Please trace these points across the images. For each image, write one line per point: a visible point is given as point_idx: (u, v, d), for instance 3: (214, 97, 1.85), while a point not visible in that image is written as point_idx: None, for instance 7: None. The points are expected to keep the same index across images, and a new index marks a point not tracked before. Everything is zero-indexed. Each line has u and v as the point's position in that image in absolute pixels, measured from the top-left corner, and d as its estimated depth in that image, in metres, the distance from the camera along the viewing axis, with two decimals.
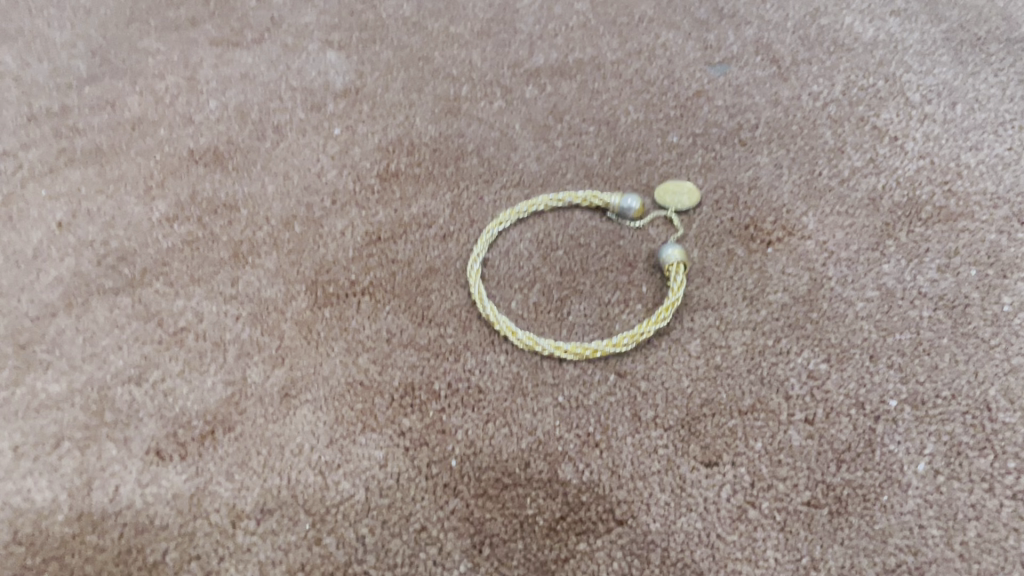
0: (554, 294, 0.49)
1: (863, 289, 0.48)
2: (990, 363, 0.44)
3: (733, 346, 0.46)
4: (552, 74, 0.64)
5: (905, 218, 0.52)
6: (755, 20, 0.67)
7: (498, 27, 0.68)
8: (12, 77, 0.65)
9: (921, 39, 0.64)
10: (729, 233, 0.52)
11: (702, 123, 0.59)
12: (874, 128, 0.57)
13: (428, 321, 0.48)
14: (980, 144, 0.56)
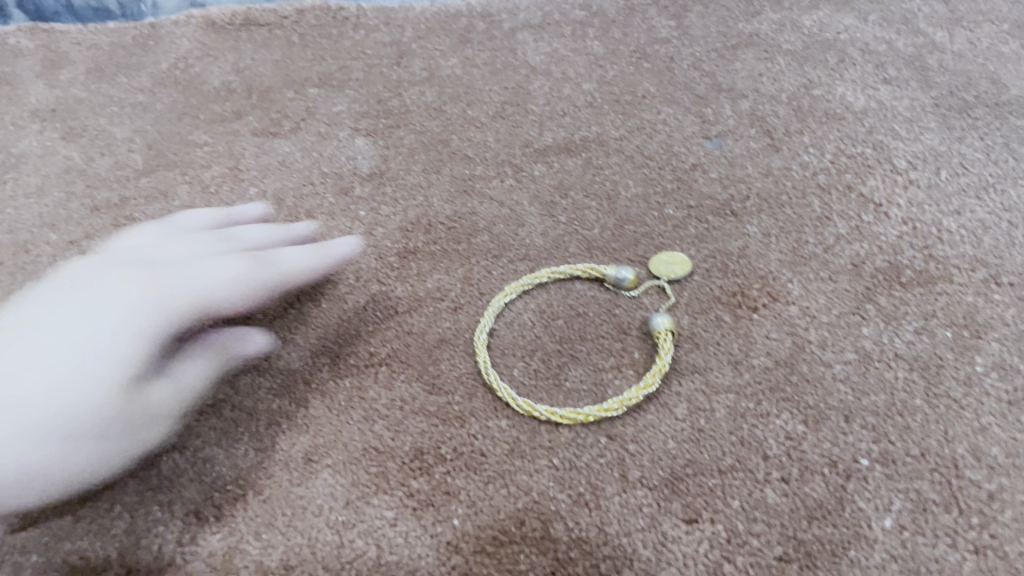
0: (553, 362, 0.53)
1: (842, 352, 0.51)
2: (960, 422, 0.47)
3: (717, 409, 0.49)
4: (560, 152, 0.69)
5: (885, 283, 0.55)
6: (750, 94, 0.71)
7: (512, 109, 0.74)
8: (78, 172, 0.73)
9: (910, 106, 0.68)
10: (717, 300, 0.55)
11: (697, 195, 0.63)
12: (860, 195, 0.61)
13: (438, 389, 0.53)
14: (962, 208, 0.59)
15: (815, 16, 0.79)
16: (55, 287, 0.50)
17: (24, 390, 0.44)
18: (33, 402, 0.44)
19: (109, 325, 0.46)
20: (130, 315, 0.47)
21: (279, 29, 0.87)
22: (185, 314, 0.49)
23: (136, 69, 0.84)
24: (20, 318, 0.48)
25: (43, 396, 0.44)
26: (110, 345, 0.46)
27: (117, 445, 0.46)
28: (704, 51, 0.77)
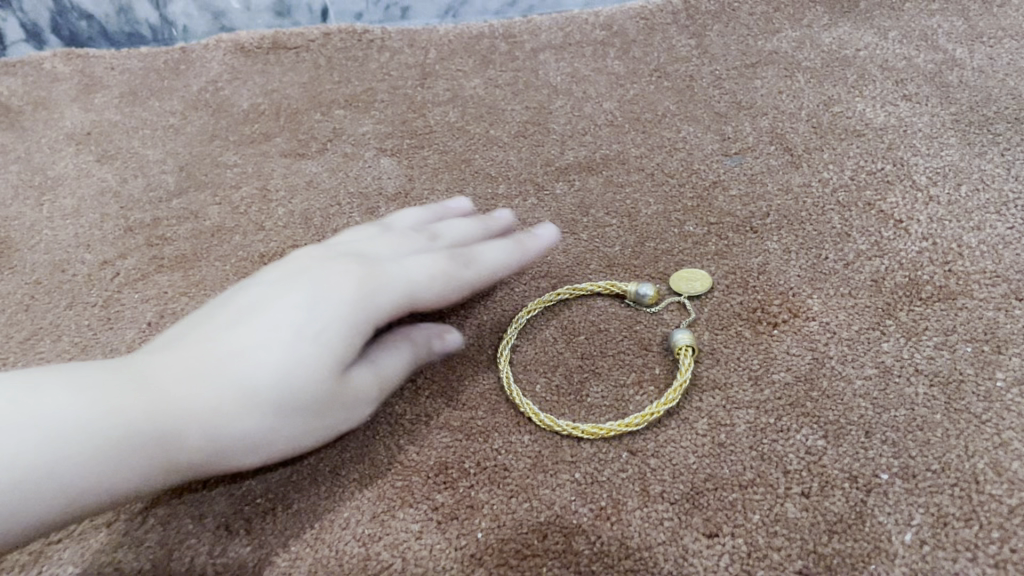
0: (575, 378, 0.54)
1: (862, 367, 0.52)
2: (981, 437, 0.47)
3: (737, 424, 0.50)
4: (581, 171, 0.70)
5: (905, 298, 0.55)
6: (770, 111, 0.72)
7: (533, 128, 0.75)
8: (113, 193, 0.75)
9: (930, 122, 0.68)
10: (738, 316, 0.56)
11: (717, 212, 0.64)
12: (880, 211, 0.61)
13: (462, 405, 0.54)
14: (982, 223, 0.59)
15: (834, 33, 0.80)
16: (285, 270, 0.51)
17: (245, 360, 0.45)
18: (250, 373, 0.45)
19: (324, 304, 0.47)
20: (340, 295, 0.47)
21: (306, 52, 0.90)
22: (393, 302, 0.50)
23: (169, 93, 0.87)
24: (247, 296, 0.49)
25: (256, 367, 0.45)
26: (320, 323, 0.46)
27: (319, 422, 0.47)
28: (724, 69, 0.78)
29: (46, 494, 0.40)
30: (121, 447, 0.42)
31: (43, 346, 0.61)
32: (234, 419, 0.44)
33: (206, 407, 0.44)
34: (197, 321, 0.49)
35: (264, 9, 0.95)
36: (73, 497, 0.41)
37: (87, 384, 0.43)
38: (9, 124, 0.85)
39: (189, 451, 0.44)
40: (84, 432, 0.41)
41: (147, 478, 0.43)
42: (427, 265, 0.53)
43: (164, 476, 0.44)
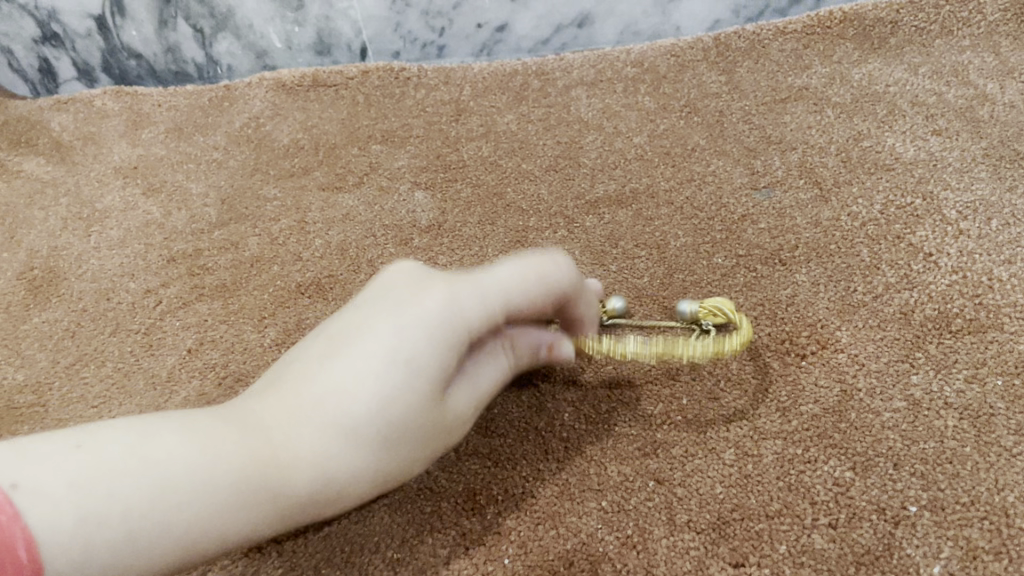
0: (603, 407, 0.55)
1: (891, 400, 0.52)
2: (1011, 471, 0.47)
3: (764, 455, 0.50)
4: (611, 204, 0.71)
5: (935, 331, 0.55)
6: (800, 145, 0.73)
7: (564, 163, 0.77)
8: (158, 225, 0.78)
9: (960, 156, 0.68)
10: (766, 347, 0.56)
11: (746, 245, 0.65)
12: (909, 245, 0.61)
13: (490, 432, 0.55)
14: (1014, 257, 0.59)
15: (865, 69, 0.80)
16: (377, 290, 0.48)
17: (342, 396, 0.42)
18: (350, 410, 0.42)
19: (421, 329, 0.43)
20: (436, 316, 0.44)
21: (345, 89, 0.92)
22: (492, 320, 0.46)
23: (212, 128, 0.90)
24: (340, 326, 0.46)
25: (356, 401, 0.42)
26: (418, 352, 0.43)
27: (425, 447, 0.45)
28: (754, 105, 0.79)
29: (155, 555, 0.38)
30: (228, 501, 0.40)
31: (87, 371, 0.63)
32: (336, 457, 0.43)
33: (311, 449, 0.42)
34: (287, 364, 0.47)
35: (305, 48, 0.97)
36: (183, 556, 0.39)
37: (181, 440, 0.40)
38: (60, 159, 0.89)
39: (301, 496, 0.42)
40: (187, 489, 0.39)
41: (256, 529, 0.41)
42: (535, 273, 0.47)
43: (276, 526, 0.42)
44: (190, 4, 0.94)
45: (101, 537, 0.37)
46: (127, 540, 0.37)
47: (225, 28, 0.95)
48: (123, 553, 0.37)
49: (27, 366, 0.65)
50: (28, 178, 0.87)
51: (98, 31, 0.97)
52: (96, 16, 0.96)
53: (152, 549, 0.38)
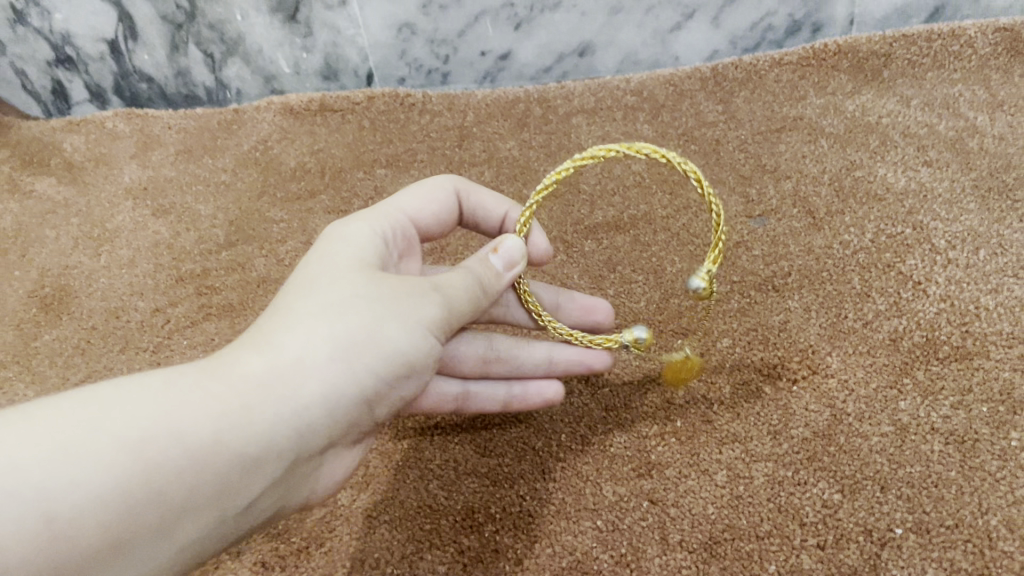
0: (599, 428, 0.56)
1: (879, 425, 0.53)
2: (995, 495, 0.48)
3: (756, 476, 0.51)
4: (609, 230, 0.73)
5: (923, 358, 0.57)
6: (794, 174, 0.75)
7: (564, 189, 0.79)
8: (166, 245, 0.80)
9: (950, 188, 0.70)
10: (759, 372, 0.58)
11: (740, 271, 0.66)
12: (899, 273, 0.63)
13: (489, 453, 0.56)
14: (1000, 286, 0.61)
15: (858, 100, 0.83)
16: None
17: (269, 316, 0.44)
18: (282, 310, 0.45)
19: (321, 252, 0.49)
20: (331, 241, 0.50)
21: (351, 114, 0.94)
22: (403, 227, 0.57)
23: (221, 150, 0.92)
24: None
25: (283, 305, 0.45)
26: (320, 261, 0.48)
27: (393, 313, 0.45)
28: (750, 134, 0.81)
29: (103, 467, 0.36)
30: (176, 402, 0.39)
31: None
32: (284, 342, 0.43)
33: (255, 347, 0.42)
34: None
35: (312, 73, 0.99)
36: (135, 471, 0.37)
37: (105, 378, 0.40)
38: (72, 179, 0.91)
39: (264, 387, 0.41)
40: (119, 400, 0.38)
41: (228, 440, 0.39)
42: (421, 189, 0.60)
43: (258, 433, 0.40)
44: (202, 29, 0.96)
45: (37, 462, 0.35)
46: (61, 455, 0.36)
47: (235, 53, 0.98)
48: (64, 470, 0.35)
49: (39, 383, 0.67)
50: (40, 199, 0.89)
51: (111, 54, 1.00)
52: (109, 40, 0.98)
53: (99, 461, 0.36)
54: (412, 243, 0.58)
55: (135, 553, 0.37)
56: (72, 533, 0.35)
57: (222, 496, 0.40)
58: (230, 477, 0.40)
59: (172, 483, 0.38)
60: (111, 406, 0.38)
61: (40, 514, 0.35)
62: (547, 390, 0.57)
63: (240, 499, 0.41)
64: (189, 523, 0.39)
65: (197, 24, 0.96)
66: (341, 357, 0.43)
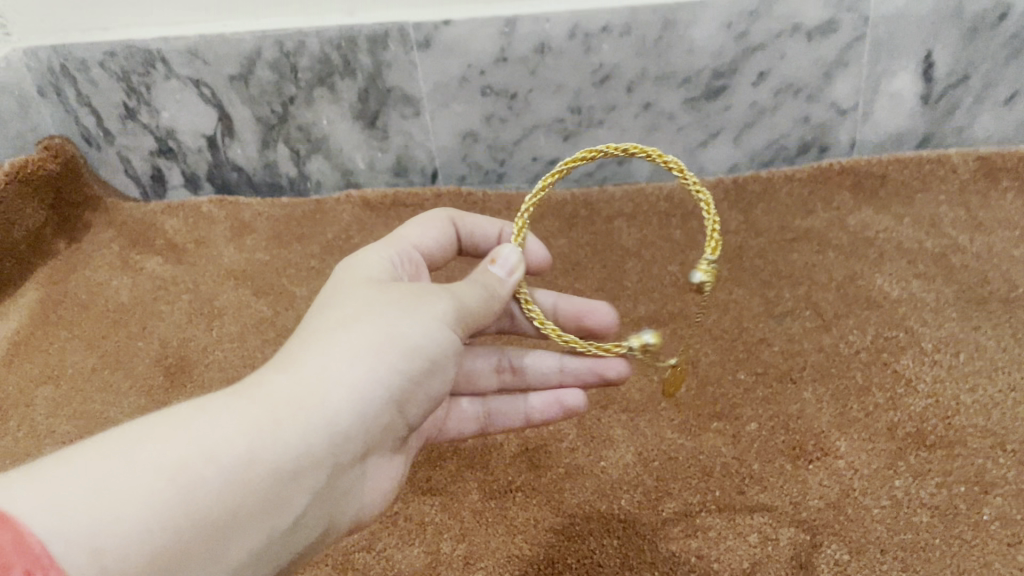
0: (653, 495, 0.70)
1: (879, 499, 0.66)
2: (970, 559, 0.62)
3: (781, 538, 0.65)
4: (651, 323, 0.87)
5: (914, 445, 0.70)
6: (806, 280, 0.89)
7: (610, 285, 0.93)
8: (271, 322, 0.93)
9: (936, 298, 0.85)
10: (781, 452, 0.71)
11: (764, 363, 0.80)
12: (894, 371, 0.77)
13: (563, 513, 0.69)
14: (976, 385, 0.75)
15: (859, 216, 0.97)
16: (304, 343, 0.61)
17: (280, 356, 0.53)
18: (290, 347, 0.53)
19: (320, 299, 0.58)
20: (330, 287, 0.60)
21: (420, 209, 1.09)
22: (409, 253, 0.68)
23: (307, 237, 1.06)
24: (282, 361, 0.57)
25: (292, 344, 0.53)
26: (324, 303, 0.58)
27: (396, 327, 0.54)
28: (768, 242, 0.96)
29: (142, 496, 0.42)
30: (206, 431, 0.46)
31: None
32: (297, 370, 0.51)
33: (269, 377, 0.50)
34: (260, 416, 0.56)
35: (385, 169, 1.14)
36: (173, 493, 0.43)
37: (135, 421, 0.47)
38: (177, 259, 1.05)
39: (283, 407, 0.48)
40: (146, 437, 0.45)
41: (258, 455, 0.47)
42: (421, 220, 0.71)
43: (285, 450, 0.48)
44: (292, 130, 1.11)
45: (82, 502, 0.41)
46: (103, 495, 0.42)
47: (318, 150, 1.12)
48: (107, 505, 0.41)
49: None
50: (151, 276, 1.02)
51: (208, 148, 1.14)
52: (207, 136, 1.13)
53: (141, 492, 0.42)
54: (419, 266, 0.69)
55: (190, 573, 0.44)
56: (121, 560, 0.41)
57: (266, 511, 0.47)
58: (264, 494, 0.47)
59: (209, 501, 0.44)
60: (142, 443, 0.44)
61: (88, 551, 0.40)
62: (563, 399, 0.69)
63: (283, 514, 0.49)
64: (238, 542, 0.46)
65: (287, 125, 1.10)
66: (351, 371, 0.51)
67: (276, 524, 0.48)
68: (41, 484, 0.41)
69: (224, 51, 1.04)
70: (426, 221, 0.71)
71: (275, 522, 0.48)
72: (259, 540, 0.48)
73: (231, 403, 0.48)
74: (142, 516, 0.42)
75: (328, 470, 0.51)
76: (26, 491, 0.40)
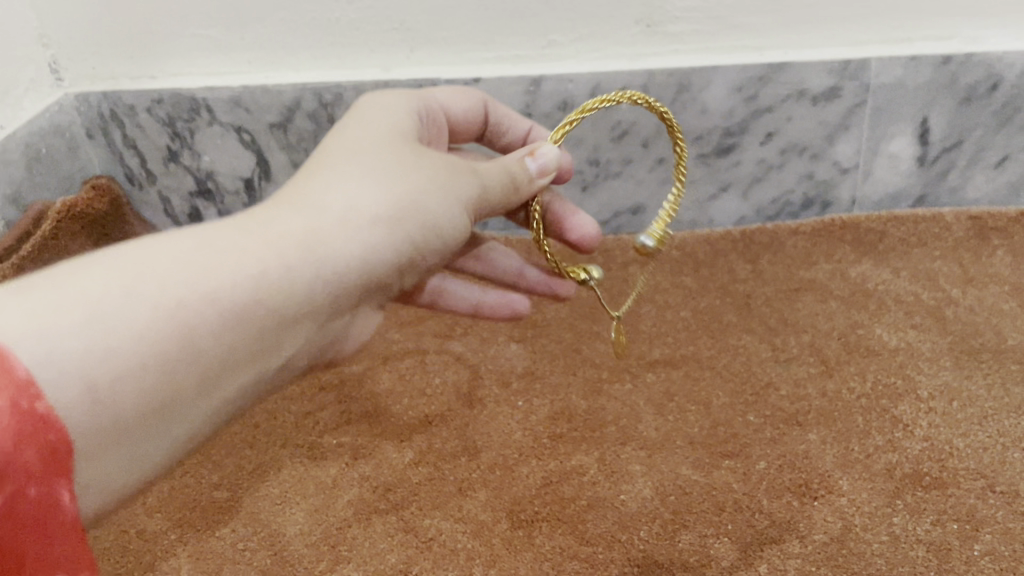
0: (670, 527, 0.75)
1: (879, 534, 0.72)
2: None
3: (789, 569, 0.70)
4: (665, 365, 0.94)
5: (910, 485, 0.76)
6: (810, 328, 0.96)
7: (627, 329, 1.00)
8: None
9: (931, 348, 0.91)
10: (788, 489, 0.77)
11: (771, 406, 0.86)
12: (892, 416, 0.83)
13: (586, 541, 0.74)
14: (968, 430, 0.81)
15: (859, 268, 1.04)
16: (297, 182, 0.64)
17: (291, 204, 0.56)
18: (299, 199, 0.56)
19: (329, 156, 0.61)
20: (336, 146, 0.62)
21: None
22: (434, 114, 0.76)
23: None
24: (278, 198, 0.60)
25: (302, 197, 0.57)
26: (331, 159, 0.61)
27: (403, 203, 0.59)
28: (774, 291, 1.02)
29: (154, 330, 0.45)
30: (215, 274, 0.49)
31: (269, 475, 0.84)
32: (302, 227, 0.54)
33: (276, 225, 0.53)
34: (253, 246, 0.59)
35: None
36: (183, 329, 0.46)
37: (138, 244, 0.49)
38: None
39: (289, 264, 0.52)
40: (160, 267, 0.47)
41: (263, 302, 0.51)
42: (452, 91, 0.79)
43: (284, 299, 0.52)
44: None
45: (98, 325, 0.43)
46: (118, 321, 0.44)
47: None
48: (120, 333, 0.44)
49: (219, 469, 0.85)
50: None
51: (245, 190, 1.21)
52: (245, 179, 1.20)
53: (150, 326, 0.45)
54: (440, 129, 0.77)
55: (185, 398, 0.48)
56: (128, 385, 0.44)
57: (257, 351, 0.53)
58: (258, 341, 0.52)
59: (210, 347, 0.48)
60: (149, 274, 0.46)
61: (96, 380, 0.43)
62: (517, 305, 0.85)
63: (269, 355, 0.54)
64: (227, 381, 0.51)
65: None
66: (352, 240, 0.56)
67: (264, 361, 0.54)
68: (43, 302, 0.43)
69: (265, 100, 1.11)
70: (455, 94, 0.79)
71: (259, 364, 0.53)
72: (243, 379, 0.53)
73: (239, 244, 0.51)
74: (148, 353, 0.45)
75: (313, 319, 0.56)
76: (30, 310, 0.42)
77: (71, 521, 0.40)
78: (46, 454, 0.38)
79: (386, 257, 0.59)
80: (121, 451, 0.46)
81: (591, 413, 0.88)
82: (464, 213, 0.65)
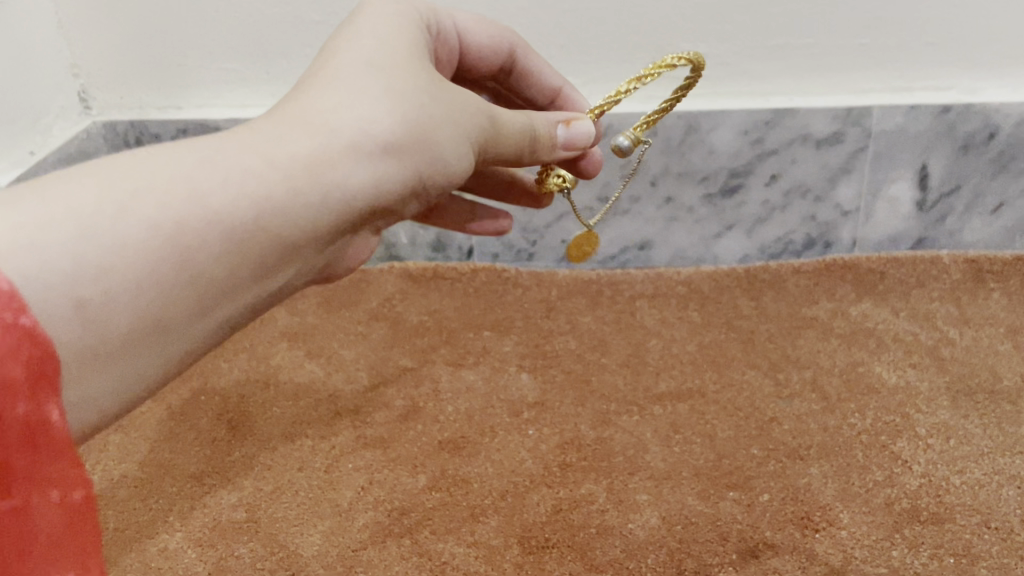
0: (676, 555, 0.77)
1: (878, 566, 0.74)
2: None
3: None
4: (672, 398, 0.97)
5: (909, 519, 0.79)
6: (812, 365, 0.99)
7: (635, 361, 1.03)
8: (324, 383, 1.03)
9: (930, 387, 0.94)
10: (791, 521, 0.80)
11: (775, 441, 0.89)
12: (891, 452, 0.86)
13: (595, 568, 0.76)
14: (964, 468, 0.84)
15: (860, 307, 1.08)
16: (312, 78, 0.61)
17: (300, 115, 0.53)
18: (309, 109, 0.54)
19: (345, 55, 0.58)
20: (354, 44, 0.59)
21: (458, 283, 1.20)
22: (449, 37, 0.76)
23: (356, 305, 1.16)
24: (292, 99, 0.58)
25: (312, 107, 0.54)
26: (348, 62, 0.57)
27: (417, 126, 0.56)
28: (777, 328, 1.06)
29: (142, 249, 0.44)
30: (208, 192, 0.47)
31: (286, 497, 0.86)
32: (307, 144, 0.52)
33: (281, 145, 0.51)
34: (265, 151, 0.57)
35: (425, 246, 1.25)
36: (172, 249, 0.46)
37: (136, 157, 0.47)
38: None
39: (291, 184, 0.50)
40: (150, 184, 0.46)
41: (262, 223, 0.49)
42: (476, 21, 0.79)
43: (286, 221, 0.51)
44: None
45: (81, 244, 0.43)
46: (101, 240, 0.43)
47: None
48: (103, 253, 0.43)
49: (237, 489, 0.88)
50: None
51: None
52: None
53: (136, 247, 0.44)
54: (451, 53, 0.78)
55: (182, 320, 0.48)
56: (115, 305, 0.44)
57: (262, 271, 0.51)
58: (258, 263, 0.50)
59: (207, 267, 0.47)
60: (141, 194, 0.45)
61: (80, 298, 0.42)
62: None
63: (276, 276, 0.53)
64: (228, 303, 0.51)
65: None
66: (359, 167, 0.54)
67: (270, 282, 0.53)
68: (29, 217, 0.42)
69: None
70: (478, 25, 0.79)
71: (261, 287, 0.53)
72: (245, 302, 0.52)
73: (232, 169, 0.49)
74: (134, 272, 0.44)
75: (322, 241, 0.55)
76: (12, 224, 0.41)
77: (64, 440, 0.39)
78: (32, 372, 0.38)
79: (400, 180, 0.57)
80: (117, 369, 0.46)
81: (599, 442, 0.91)
82: (479, 147, 0.63)
